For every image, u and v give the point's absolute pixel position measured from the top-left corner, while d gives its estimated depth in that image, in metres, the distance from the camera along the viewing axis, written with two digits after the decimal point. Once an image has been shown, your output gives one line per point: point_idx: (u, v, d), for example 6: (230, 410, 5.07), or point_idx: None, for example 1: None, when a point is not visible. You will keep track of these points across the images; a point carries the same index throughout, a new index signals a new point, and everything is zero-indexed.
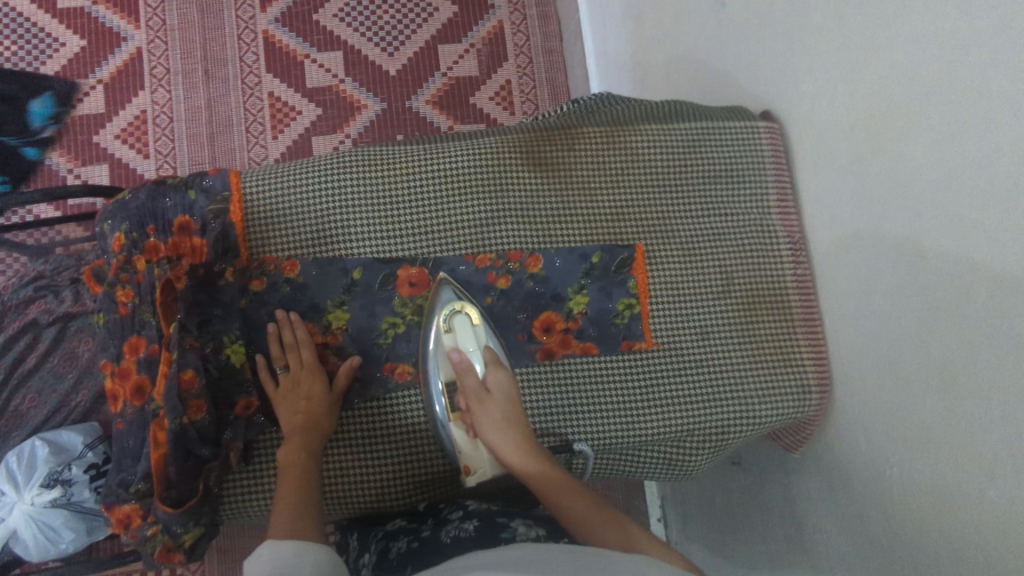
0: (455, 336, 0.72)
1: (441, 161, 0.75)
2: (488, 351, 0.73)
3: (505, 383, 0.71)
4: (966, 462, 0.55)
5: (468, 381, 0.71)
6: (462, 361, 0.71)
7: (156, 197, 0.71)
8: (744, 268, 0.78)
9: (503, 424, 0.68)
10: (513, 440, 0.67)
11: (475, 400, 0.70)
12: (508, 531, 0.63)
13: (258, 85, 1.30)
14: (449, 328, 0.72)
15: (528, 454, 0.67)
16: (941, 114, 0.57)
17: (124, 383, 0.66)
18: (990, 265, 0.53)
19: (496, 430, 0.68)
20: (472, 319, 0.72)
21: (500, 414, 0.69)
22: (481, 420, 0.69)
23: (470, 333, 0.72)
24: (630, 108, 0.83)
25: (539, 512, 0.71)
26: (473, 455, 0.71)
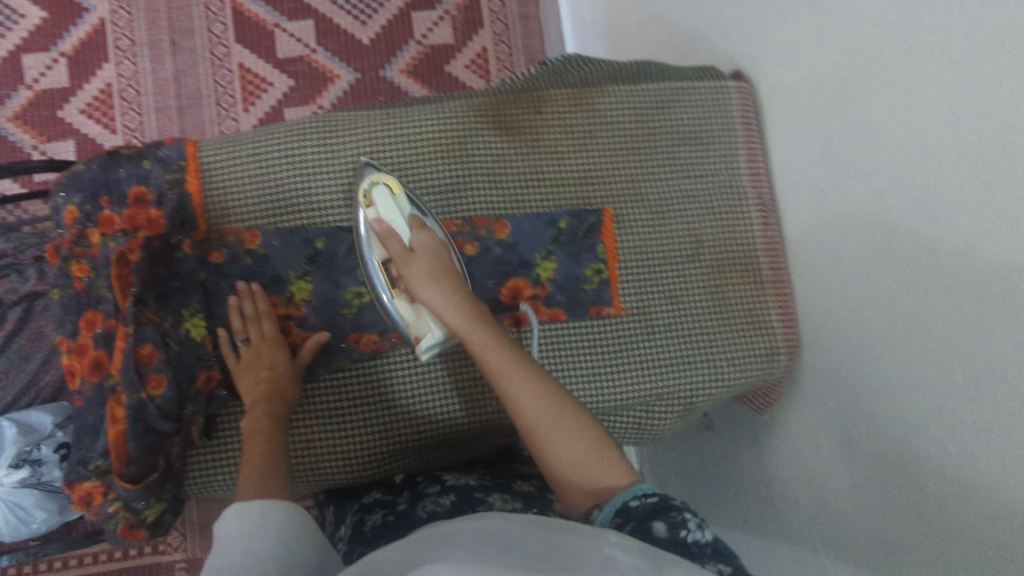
0: (376, 209, 0.68)
1: (403, 126, 0.73)
2: (412, 216, 0.68)
3: (428, 241, 0.66)
4: (928, 420, 0.56)
5: (392, 247, 0.66)
6: (386, 228, 0.66)
7: (110, 167, 0.68)
8: (715, 231, 0.77)
9: (430, 280, 0.64)
10: (443, 298, 0.63)
11: (401, 264, 0.66)
12: (484, 504, 0.62)
13: (227, 56, 1.26)
14: (370, 203, 0.68)
15: (461, 312, 0.63)
16: (912, 71, 0.55)
17: (80, 360, 0.65)
18: (952, 224, 0.53)
19: (426, 289, 0.64)
20: (391, 188, 0.68)
21: (426, 270, 0.65)
22: (411, 282, 0.65)
23: (390, 202, 0.68)
24: (598, 69, 0.81)
25: (515, 485, 0.68)
26: (420, 323, 0.67)
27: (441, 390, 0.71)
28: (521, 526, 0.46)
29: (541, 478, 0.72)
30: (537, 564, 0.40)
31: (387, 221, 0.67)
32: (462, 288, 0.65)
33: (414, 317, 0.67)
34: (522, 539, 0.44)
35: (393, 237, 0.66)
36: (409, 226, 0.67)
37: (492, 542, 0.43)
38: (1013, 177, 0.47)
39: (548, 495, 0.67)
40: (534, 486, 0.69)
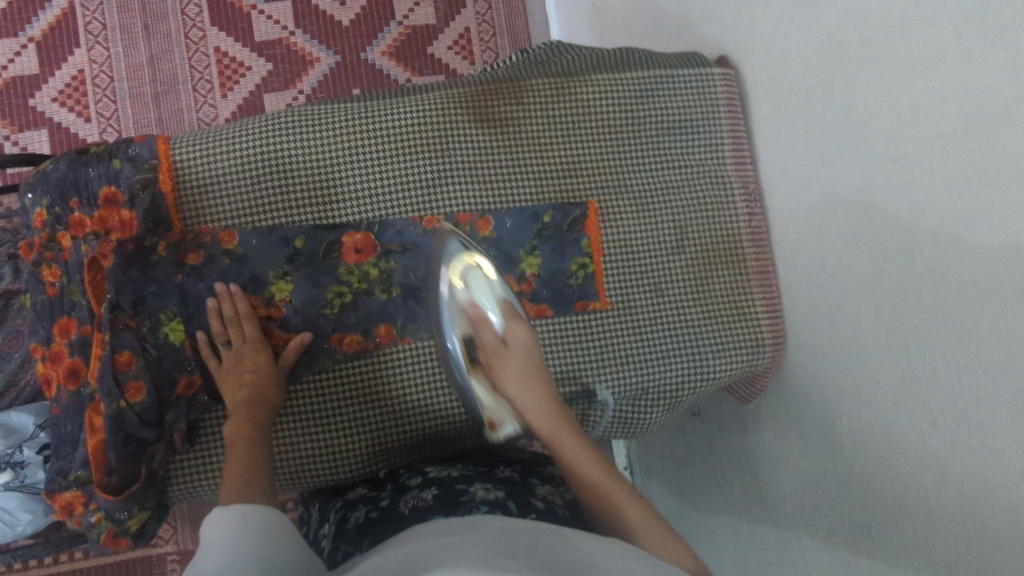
0: (472, 292, 0.69)
1: (382, 119, 0.71)
2: (506, 304, 0.69)
3: (523, 337, 0.68)
4: (909, 413, 0.56)
5: (484, 335, 0.68)
6: (478, 313, 0.69)
7: (79, 167, 0.66)
8: (699, 222, 0.77)
9: (522, 379, 0.66)
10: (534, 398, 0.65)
11: (493, 355, 0.67)
12: (466, 495, 0.61)
13: (203, 39, 1.22)
14: (465, 285, 0.69)
15: (549, 410, 0.65)
16: (897, 60, 0.54)
17: (56, 367, 0.64)
18: (937, 217, 0.52)
19: (516, 384, 0.66)
20: (486, 273, 0.69)
21: (519, 367, 0.67)
22: (501, 375, 0.67)
23: (486, 286, 0.69)
24: (581, 57, 0.79)
25: (498, 470, 0.68)
26: (497, 409, 0.70)
27: (422, 382, 0.70)
28: (506, 531, 0.47)
29: (522, 463, 0.72)
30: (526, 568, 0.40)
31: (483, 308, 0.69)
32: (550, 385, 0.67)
33: (491, 402, 0.70)
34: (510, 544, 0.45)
35: (486, 326, 0.68)
36: (501, 315, 0.69)
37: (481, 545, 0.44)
38: (996, 170, 0.46)
39: (530, 480, 0.67)
40: (516, 470, 0.69)
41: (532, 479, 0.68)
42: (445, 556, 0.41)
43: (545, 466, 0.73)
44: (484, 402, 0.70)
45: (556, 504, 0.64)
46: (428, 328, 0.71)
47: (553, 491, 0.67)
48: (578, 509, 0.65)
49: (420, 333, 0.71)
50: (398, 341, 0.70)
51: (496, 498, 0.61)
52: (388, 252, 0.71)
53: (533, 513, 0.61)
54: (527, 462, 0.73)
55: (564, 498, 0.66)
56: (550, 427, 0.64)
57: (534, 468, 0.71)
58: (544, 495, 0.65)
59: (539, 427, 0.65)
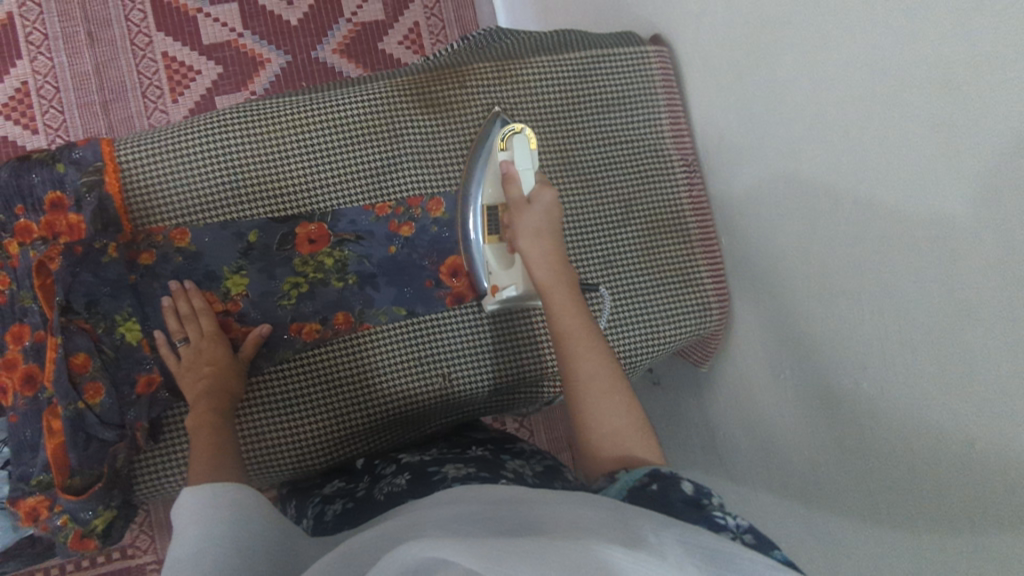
0: (511, 153, 0.72)
1: (328, 108, 0.72)
2: (539, 174, 0.72)
3: (549, 201, 0.70)
4: (845, 361, 0.60)
5: (513, 190, 0.69)
6: (512, 171, 0.70)
7: (22, 172, 0.66)
8: (643, 194, 0.79)
9: (536, 234, 0.68)
10: (543, 251, 0.67)
11: (515, 209, 0.69)
12: (437, 474, 0.63)
13: (149, 45, 1.21)
14: (507, 147, 0.72)
15: (555, 270, 0.67)
16: (815, 30, 0.57)
17: (11, 375, 0.63)
18: (856, 174, 0.55)
19: (527, 238, 0.67)
20: (530, 140, 0.72)
21: (544, 223, 0.69)
22: (517, 227, 0.68)
23: (525, 153, 0.72)
24: (519, 41, 0.81)
25: (469, 451, 0.70)
26: (503, 274, 0.72)
27: (387, 365, 0.71)
28: (475, 502, 0.47)
29: (494, 442, 0.74)
30: (493, 534, 0.41)
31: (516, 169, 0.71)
32: (561, 249, 0.69)
33: (501, 267, 0.72)
34: (480, 509, 0.45)
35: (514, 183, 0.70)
36: (532, 181, 0.72)
37: (449, 512, 0.45)
38: (907, 127, 0.50)
39: (501, 457, 0.69)
40: (488, 449, 0.71)
41: (503, 457, 0.69)
42: (409, 526, 0.43)
43: (516, 443, 0.75)
44: (492, 267, 0.72)
45: (525, 475, 0.65)
46: (385, 312, 0.72)
47: (523, 463, 0.68)
48: (549, 478, 0.67)
49: (378, 318, 0.72)
50: (356, 329, 0.71)
51: (466, 473, 0.63)
52: (342, 241, 0.72)
53: (503, 479, 0.62)
54: (498, 441, 0.75)
55: (534, 469, 0.68)
56: (554, 283, 0.66)
57: (505, 446, 0.73)
58: (514, 467, 0.67)
59: (542, 280, 0.66)
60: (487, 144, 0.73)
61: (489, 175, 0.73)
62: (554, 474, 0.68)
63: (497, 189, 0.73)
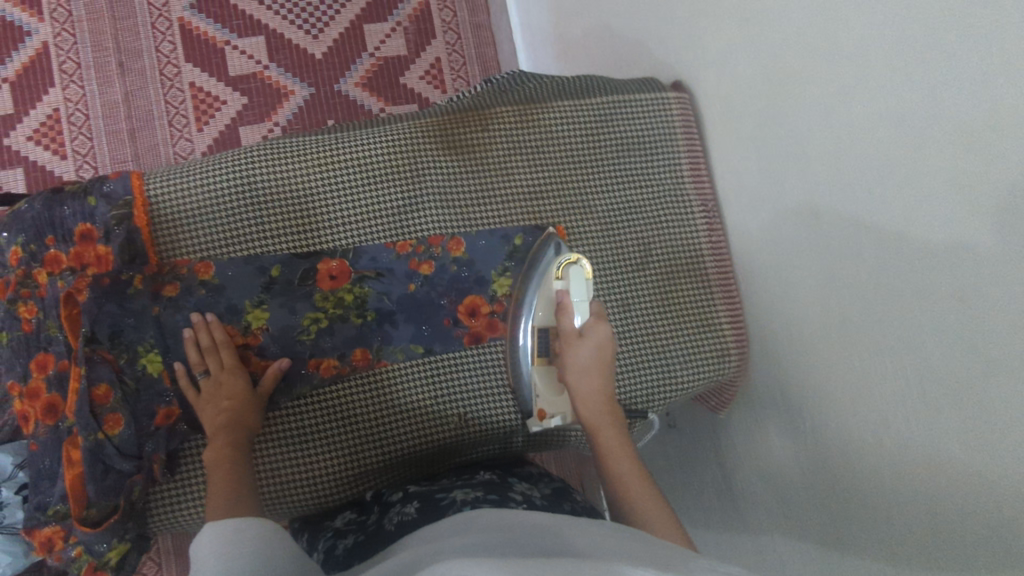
0: (566, 282, 0.72)
1: (353, 148, 0.73)
2: (594, 305, 0.71)
3: (604, 335, 0.69)
4: (867, 412, 0.59)
5: (565, 322, 0.69)
6: (566, 302, 0.71)
7: (54, 205, 0.67)
8: (662, 239, 0.80)
9: (587, 368, 0.67)
10: (593, 386, 0.67)
11: (568, 341, 0.69)
12: (446, 500, 0.63)
13: (177, 75, 1.25)
14: (562, 276, 0.72)
15: (603, 407, 0.66)
16: (837, 81, 0.58)
17: (33, 404, 0.64)
18: (877, 225, 0.56)
19: (577, 372, 0.67)
20: (585, 270, 0.72)
21: (595, 360, 0.68)
22: (567, 360, 0.68)
23: (581, 283, 0.72)
24: (542, 85, 0.82)
25: (477, 475, 0.70)
26: (549, 400, 0.71)
27: (403, 401, 0.71)
28: (499, 526, 0.47)
29: (502, 467, 0.74)
30: (514, 553, 0.42)
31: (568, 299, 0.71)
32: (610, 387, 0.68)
33: (549, 393, 0.71)
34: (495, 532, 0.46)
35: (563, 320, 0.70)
36: (588, 313, 0.71)
37: (463, 538, 0.45)
38: (928, 179, 0.50)
39: (509, 479, 0.69)
40: (495, 473, 0.71)
41: (510, 480, 0.69)
42: (422, 558, 0.43)
43: (525, 467, 0.76)
44: (540, 390, 0.72)
45: (534, 497, 0.66)
46: (402, 349, 0.73)
47: (531, 486, 0.69)
48: (559, 498, 0.67)
49: (395, 355, 0.72)
50: (374, 364, 0.72)
51: (475, 495, 0.63)
52: (362, 278, 0.73)
53: (512, 501, 0.62)
54: (507, 466, 0.75)
55: (542, 491, 0.68)
56: (599, 419, 0.65)
57: (514, 470, 0.74)
58: (522, 490, 0.67)
59: (587, 413, 0.66)
60: (541, 265, 0.75)
61: (542, 298, 0.74)
62: (563, 495, 0.68)
63: (549, 314, 0.73)
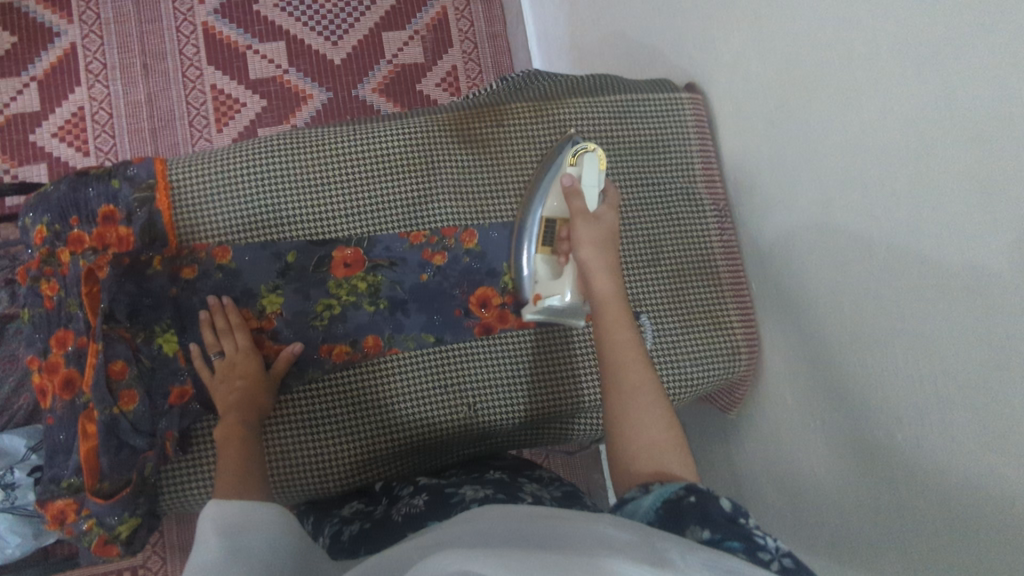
0: (580, 168, 0.70)
1: (370, 139, 0.75)
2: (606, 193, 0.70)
3: (614, 219, 0.68)
4: (879, 413, 0.59)
5: (576, 204, 0.67)
6: (577, 187, 0.68)
7: (79, 187, 0.69)
8: (673, 237, 0.80)
9: (598, 246, 0.65)
10: (604, 264, 0.65)
11: (579, 220, 0.66)
12: (455, 497, 0.63)
13: (199, 77, 1.28)
14: (577, 163, 0.70)
15: (612, 286, 0.64)
16: (850, 82, 0.59)
17: (51, 378, 0.65)
18: (891, 224, 0.56)
19: (588, 249, 0.65)
20: (600, 159, 0.70)
21: (607, 239, 0.66)
22: (578, 237, 0.66)
23: (594, 174, 0.69)
24: (557, 83, 0.84)
25: (487, 473, 0.70)
26: (548, 283, 0.70)
27: (413, 390, 0.72)
28: (506, 513, 0.47)
29: (512, 467, 0.74)
30: (519, 544, 0.42)
31: (580, 184, 0.69)
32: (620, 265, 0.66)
33: (549, 276, 0.71)
34: (493, 521, 0.46)
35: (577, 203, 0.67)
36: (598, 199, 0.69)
37: (464, 528, 0.45)
38: (942, 177, 0.51)
39: (519, 480, 0.69)
40: (505, 473, 0.71)
41: (520, 480, 0.70)
42: (427, 544, 0.44)
43: (535, 470, 0.75)
44: (540, 275, 0.71)
45: (544, 498, 0.66)
46: (413, 338, 0.73)
47: (540, 488, 0.69)
48: (569, 500, 0.67)
49: (405, 344, 0.73)
50: (386, 351, 0.72)
51: (485, 494, 0.63)
52: (376, 267, 0.74)
53: (522, 501, 0.62)
54: (516, 467, 0.75)
55: (552, 494, 0.68)
56: (605, 297, 0.64)
57: (523, 470, 0.74)
58: (532, 491, 0.67)
59: (595, 290, 0.64)
60: (557, 163, 0.73)
61: (555, 189, 0.72)
62: (573, 499, 0.68)
63: (561, 204, 0.71)
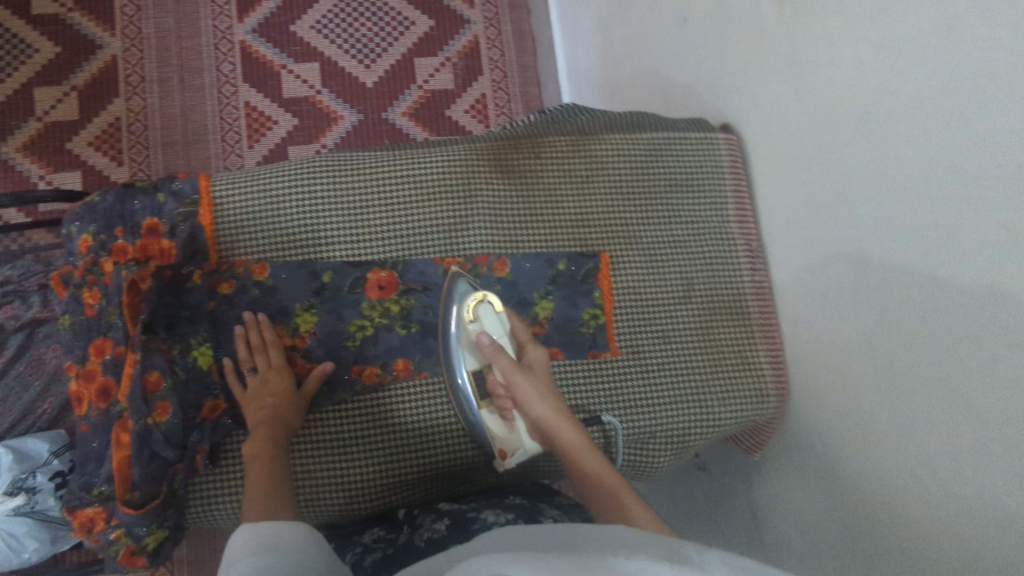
0: (481, 322, 0.73)
1: (411, 166, 0.76)
2: (515, 332, 0.74)
3: (539, 359, 0.72)
4: (911, 460, 0.58)
5: (500, 360, 0.70)
6: (491, 342, 0.71)
7: (125, 199, 0.71)
8: (705, 274, 0.81)
9: (542, 394, 0.68)
10: (551, 406, 0.68)
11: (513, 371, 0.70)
12: (477, 523, 0.63)
13: (234, 94, 1.31)
14: (475, 317, 0.73)
15: (562, 412, 0.68)
16: (886, 129, 0.60)
17: (89, 385, 0.66)
18: (927, 271, 0.56)
19: (538, 402, 0.68)
20: (495, 305, 0.73)
21: (540, 385, 0.69)
22: (519, 395, 0.70)
23: (495, 319, 0.73)
24: (595, 118, 0.85)
25: (507, 500, 0.70)
26: (510, 439, 0.72)
27: (440, 417, 0.72)
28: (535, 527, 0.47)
29: (534, 494, 0.74)
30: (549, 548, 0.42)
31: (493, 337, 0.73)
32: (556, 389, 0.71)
33: (504, 431, 0.73)
34: (522, 532, 0.46)
35: (502, 354, 0.71)
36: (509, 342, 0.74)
37: (492, 541, 0.45)
38: (981, 227, 0.51)
39: (539, 505, 0.69)
40: (524, 498, 0.71)
41: (541, 505, 0.69)
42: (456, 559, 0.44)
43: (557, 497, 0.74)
44: (496, 433, 0.72)
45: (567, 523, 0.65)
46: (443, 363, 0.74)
47: (561, 513, 0.68)
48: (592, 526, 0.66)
49: (435, 368, 0.74)
50: (414, 375, 0.73)
51: (507, 520, 0.63)
52: (409, 290, 0.75)
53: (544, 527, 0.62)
54: (537, 494, 0.74)
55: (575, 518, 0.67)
56: (563, 427, 0.67)
57: (545, 497, 0.73)
58: (554, 516, 0.67)
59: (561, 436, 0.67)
60: (455, 297, 0.73)
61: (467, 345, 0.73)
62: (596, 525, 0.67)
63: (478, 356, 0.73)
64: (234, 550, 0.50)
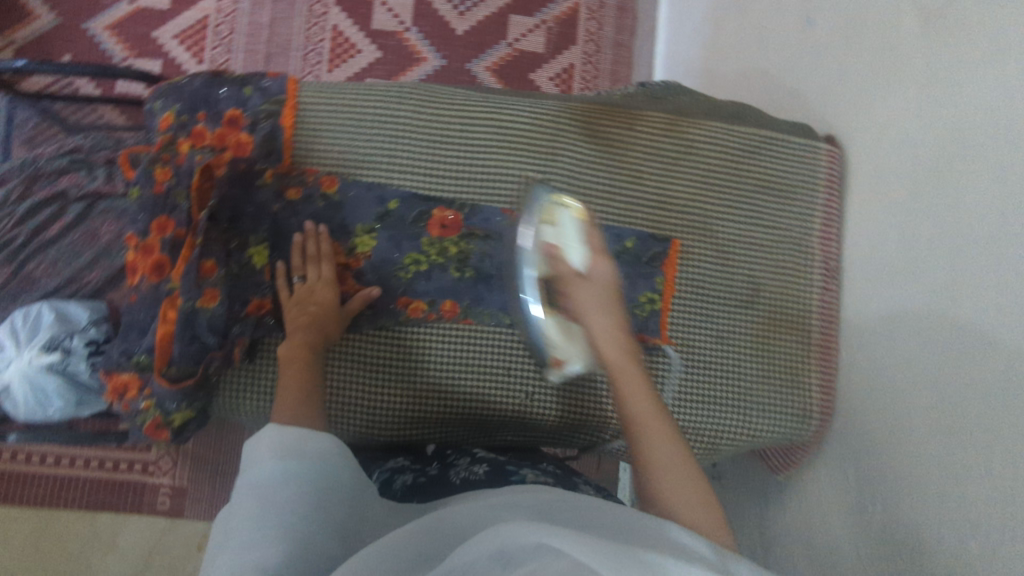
0: (557, 225, 0.67)
1: (500, 111, 0.74)
2: (590, 239, 0.65)
3: (606, 270, 0.63)
4: (949, 519, 0.55)
5: (562, 268, 0.64)
6: (556, 250, 0.65)
7: (212, 85, 0.71)
8: (774, 284, 0.78)
9: (601, 308, 0.62)
10: (606, 323, 0.61)
11: (571, 283, 0.64)
12: (516, 475, 0.61)
13: (324, 14, 1.29)
14: (555, 221, 0.67)
15: (619, 336, 0.61)
16: (1000, 170, 0.55)
17: (145, 258, 0.66)
18: (1009, 327, 0.52)
19: (596, 317, 0.61)
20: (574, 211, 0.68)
21: (598, 298, 0.62)
22: (580, 307, 0.63)
23: (569, 220, 0.67)
24: (694, 102, 0.82)
25: (540, 465, 0.68)
26: (565, 350, 0.68)
27: (475, 363, 0.71)
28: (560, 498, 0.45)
29: (562, 466, 0.72)
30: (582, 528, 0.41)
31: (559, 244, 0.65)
32: (626, 311, 0.63)
33: (561, 342, 0.68)
34: (536, 497, 0.45)
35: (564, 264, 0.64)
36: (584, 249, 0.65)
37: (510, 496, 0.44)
38: None
39: (573, 478, 0.67)
40: (557, 468, 0.69)
41: (574, 478, 0.67)
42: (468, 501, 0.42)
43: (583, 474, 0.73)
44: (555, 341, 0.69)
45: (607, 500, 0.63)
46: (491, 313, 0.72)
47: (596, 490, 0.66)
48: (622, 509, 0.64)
49: (483, 317, 0.72)
50: (461, 319, 0.72)
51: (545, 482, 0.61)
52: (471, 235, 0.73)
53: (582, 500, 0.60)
54: (562, 467, 0.72)
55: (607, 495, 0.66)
56: (616, 356, 0.60)
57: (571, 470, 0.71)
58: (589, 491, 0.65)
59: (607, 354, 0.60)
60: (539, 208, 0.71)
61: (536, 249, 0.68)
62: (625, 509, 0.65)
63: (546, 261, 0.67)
64: (253, 448, 0.49)
